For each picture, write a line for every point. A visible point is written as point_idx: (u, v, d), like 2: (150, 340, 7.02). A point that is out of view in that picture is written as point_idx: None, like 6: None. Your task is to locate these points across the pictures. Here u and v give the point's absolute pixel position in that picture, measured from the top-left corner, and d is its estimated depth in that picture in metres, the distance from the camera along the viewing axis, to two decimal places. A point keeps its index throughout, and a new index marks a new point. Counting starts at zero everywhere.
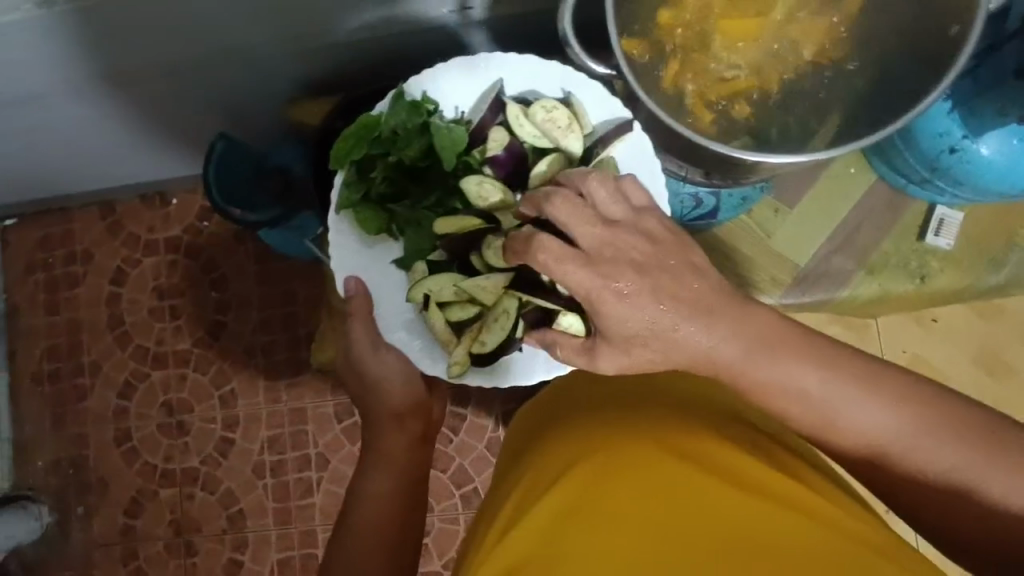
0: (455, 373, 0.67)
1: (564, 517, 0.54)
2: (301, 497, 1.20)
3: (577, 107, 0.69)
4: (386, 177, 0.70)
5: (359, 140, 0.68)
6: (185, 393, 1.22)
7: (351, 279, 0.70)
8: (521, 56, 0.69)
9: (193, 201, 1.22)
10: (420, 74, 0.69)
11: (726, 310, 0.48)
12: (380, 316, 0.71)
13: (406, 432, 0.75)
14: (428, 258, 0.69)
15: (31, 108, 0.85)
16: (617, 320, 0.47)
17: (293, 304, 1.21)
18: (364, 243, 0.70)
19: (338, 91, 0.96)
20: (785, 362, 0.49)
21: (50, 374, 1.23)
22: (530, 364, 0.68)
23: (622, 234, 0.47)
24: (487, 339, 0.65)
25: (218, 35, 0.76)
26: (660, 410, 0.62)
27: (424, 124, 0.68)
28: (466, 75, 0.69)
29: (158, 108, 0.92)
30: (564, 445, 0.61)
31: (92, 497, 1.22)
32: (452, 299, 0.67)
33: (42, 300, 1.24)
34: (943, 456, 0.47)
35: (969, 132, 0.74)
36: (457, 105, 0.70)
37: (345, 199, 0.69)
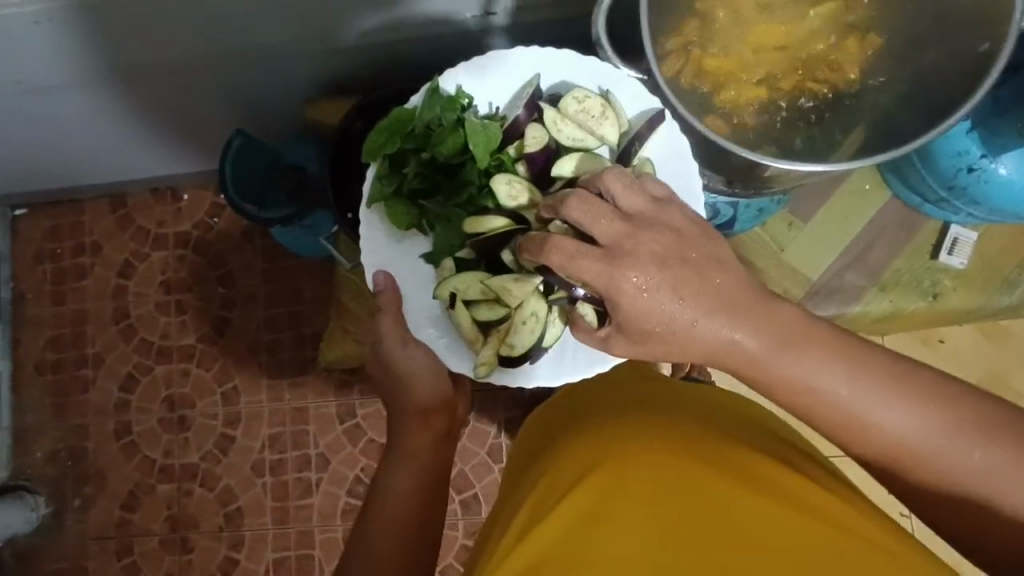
0: (483, 373, 0.68)
1: (580, 523, 0.54)
2: (300, 497, 1.19)
3: (612, 101, 0.69)
4: (419, 173, 0.70)
5: (393, 134, 0.69)
6: (188, 388, 1.22)
7: (380, 274, 0.71)
8: (556, 52, 0.70)
9: (204, 197, 1.23)
10: (456, 68, 0.69)
11: (751, 310, 0.48)
12: (409, 312, 0.72)
13: (430, 428, 0.75)
14: (456, 255, 0.69)
15: (50, 99, 0.86)
16: (639, 315, 0.47)
17: (300, 302, 1.21)
18: (394, 239, 0.71)
19: (356, 92, 0.97)
20: (815, 366, 0.49)
21: (52, 364, 1.23)
22: (557, 365, 0.69)
23: (640, 229, 0.47)
24: (516, 343, 0.66)
25: (241, 33, 0.77)
26: (671, 413, 0.62)
27: (458, 120, 0.68)
28: (501, 72, 0.70)
29: (176, 102, 0.93)
30: (577, 448, 0.61)
31: (89, 489, 1.21)
32: (479, 298, 0.67)
33: (48, 290, 1.24)
34: (971, 464, 0.47)
35: (988, 151, 0.75)
36: (491, 100, 0.71)
37: (376, 191, 0.70)
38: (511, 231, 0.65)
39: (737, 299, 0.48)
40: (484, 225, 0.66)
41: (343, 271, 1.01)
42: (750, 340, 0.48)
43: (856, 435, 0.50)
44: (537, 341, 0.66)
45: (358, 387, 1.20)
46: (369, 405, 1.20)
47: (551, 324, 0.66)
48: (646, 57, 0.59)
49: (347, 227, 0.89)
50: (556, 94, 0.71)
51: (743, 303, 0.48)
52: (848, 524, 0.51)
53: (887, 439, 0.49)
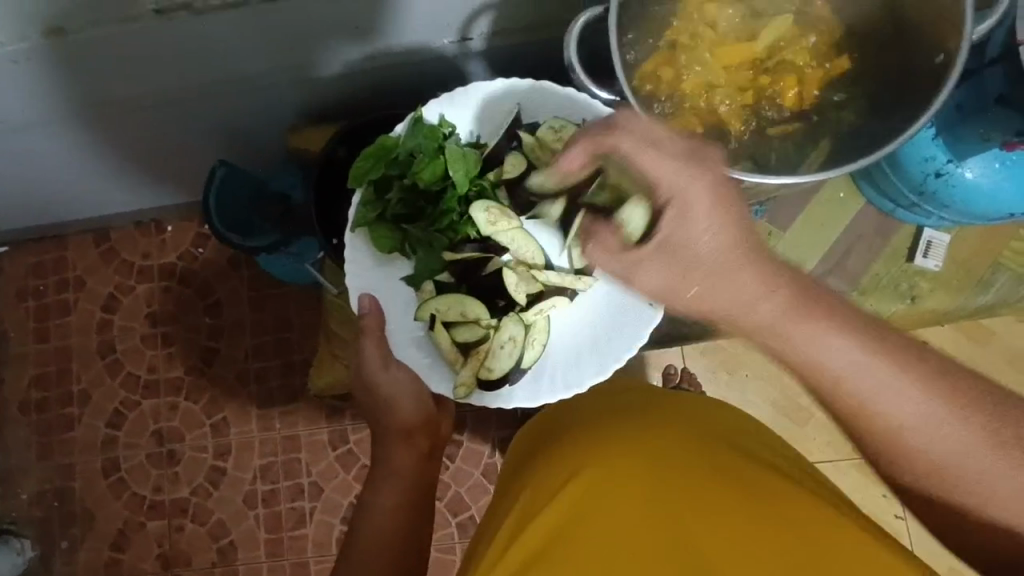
0: (462, 394, 0.73)
1: (566, 527, 0.56)
2: (293, 527, 1.18)
3: (586, 127, 0.72)
4: (401, 199, 0.73)
5: (377, 162, 0.71)
6: (176, 421, 1.20)
7: (365, 297, 0.73)
8: (535, 83, 0.73)
9: (189, 227, 1.23)
10: (439, 98, 0.73)
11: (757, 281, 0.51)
12: (392, 334, 0.75)
13: (414, 448, 0.74)
14: (436, 280, 0.73)
15: (30, 137, 0.86)
16: (693, 227, 0.52)
17: (289, 329, 1.20)
18: (377, 262, 0.74)
19: (338, 119, 0.97)
20: (822, 329, 0.49)
21: (36, 403, 1.21)
22: (536, 387, 0.73)
23: (710, 150, 0.53)
24: (495, 366, 0.72)
25: (222, 67, 0.78)
26: (663, 417, 0.63)
27: (439, 148, 0.72)
28: (483, 103, 0.74)
29: (157, 136, 0.93)
30: (567, 454, 0.62)
31: (77, 530, 1.19)
32: (458, 320, 0.73)
33: (31, 328, 1.23)
34: (976, 451, 0.47)
35: (952, 156, 0.76)
36: (472, 130, 0.75)
37: (361, 217, 0.72)
38: (483, 258, 0.73)
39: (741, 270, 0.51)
40: (460, 252, 0.72)
41: (331, 296, 1.01)
42: (759, 303, 0.51)
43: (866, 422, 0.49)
44: (515, 365, 0.72)
45: (349, 412, 1.19)
46: (361, 430, 1.19)
47: (529, 346, 0.73)
48: (617, 77, 0.62)
49: (332, 253, 0.90)
50: (534, 123, 0.74)
51: (752, 282, 0.51)
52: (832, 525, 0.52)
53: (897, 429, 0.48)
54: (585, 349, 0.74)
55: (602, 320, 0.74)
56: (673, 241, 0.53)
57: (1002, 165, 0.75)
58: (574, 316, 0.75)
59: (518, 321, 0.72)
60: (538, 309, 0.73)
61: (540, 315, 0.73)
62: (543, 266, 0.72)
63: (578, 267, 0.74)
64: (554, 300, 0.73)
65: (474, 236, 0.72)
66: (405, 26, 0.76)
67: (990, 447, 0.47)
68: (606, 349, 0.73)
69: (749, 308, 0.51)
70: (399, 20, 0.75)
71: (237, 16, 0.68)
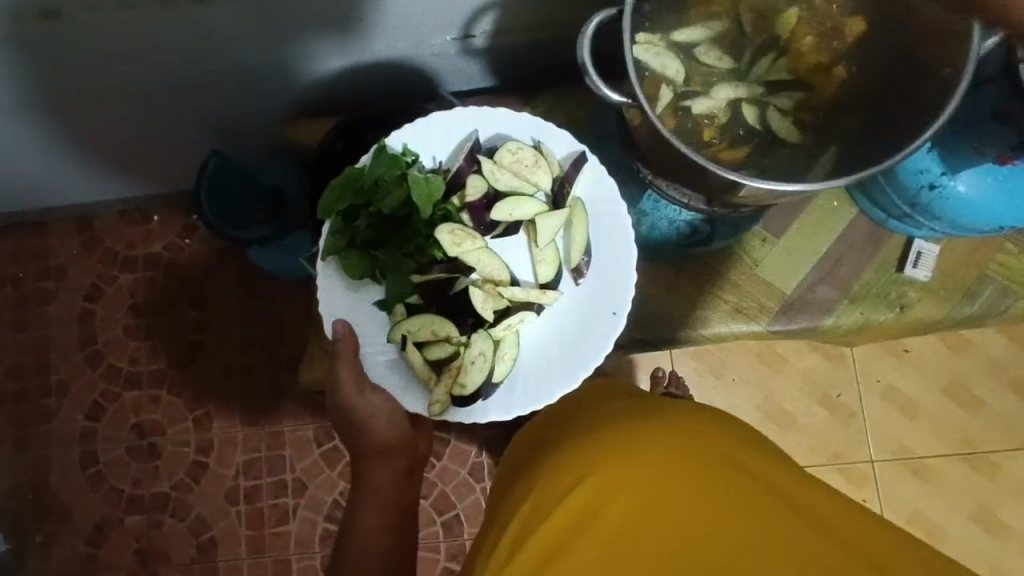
0: (437, 412, 0.71)
1: (569, 537, 0.57)
2: (276, 524, 1.16)
3: (542, 148, 0.73)
4: (369, 225, 0.71)
5: (343, 192, 0.70)
6: (158, 414, 1.18)
7: (339, 324, 0.71)
8: (491, 109, 0.73)
9: (175, 217, 1.21)
10: (400, 129, 0.72)
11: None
12: (366, 360, 0.72)
13: (393, 466, 0.76)
14: (407, 301, 0.71)
15: (14, 118, 0.84)
16: None
17: (276, 323, 1.19)
18: (349, 288, 0.72)
19: (334, 112, 0.97)
20: None
21: (13, 393, 1.18)
22: (509, 401, 0.72)
23: None
24: (467, 382, 0.70)
25: (221, 54, 0.77)
26: (658, 418, 0.62)
27: (402, 175, 0.70)
28: (444, 130, 0.73)
29: (147, 122, 0.91)
30: (565, 458, 0.62)
31: (51, 524, 1.16)
32: (431, 339, 0.70)
33: (9, 317, 1.20)
34: None
35: (946, 169, 0.78)
36: (434, 155, 0.74)
37: (331, 245, 0.70)
38: (453, 278, 0.70)
39: None
40: (428, 273, 0.71)
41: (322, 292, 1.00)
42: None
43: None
44: (487, 379, 0.71)
45: None
46: None
47: (499, 360, 0.71)
48: (630, 80, 0.62)
49: None
50: (494, 147, 0.74)
51: None
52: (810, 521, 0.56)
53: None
54: (552, 361, 0.73)
55: (567, 333, 0.73)
56: None
57: (993, 180, 0.77)
58: (539, 329, 0.73)
59: (487, 336, 0.70)
60: (505, 326, 0.71)
61: (506, 330, 0.71)
62: (508, 282, 0.71)
63: (544, 280, 0.73)
64: (521, 316, 0.71)
65: (442, 257, 0.71)
66: (407, 21, 0.76)
67: None
68: (569, 358, 0.73)
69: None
70: (399, 16, 0.74)
71: (236, 6, 0.67)
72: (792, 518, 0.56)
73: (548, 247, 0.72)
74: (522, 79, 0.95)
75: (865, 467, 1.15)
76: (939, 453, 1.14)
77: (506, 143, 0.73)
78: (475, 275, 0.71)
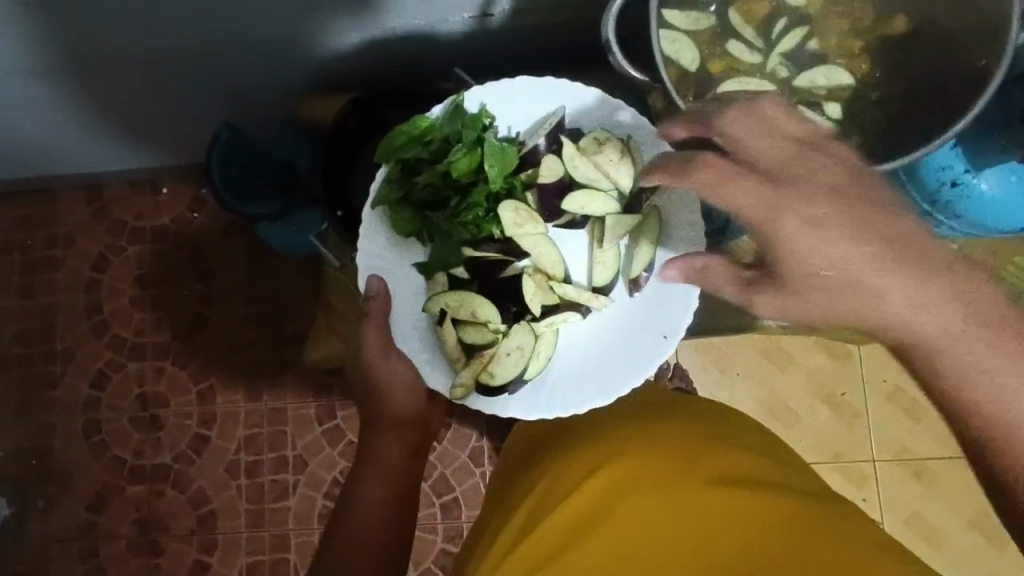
0: (459, 395, 0.68)
1: (575, 529, 0.61)
2: (275, 499, 1.17)
3: (631, 143, 0.70)
4: (428, 184, 0.69)
5: (410, 141, 0.68)
6: (162, 385, 1.18)
7: (373, 279, 0.69)
8: (585, 90, 0.71)
9: (184, 190, 1.20)
10: (485, 86, 0.70)
11: (904, 256, 0.51)
12: (396, 324, 0.70)
13: (400, 443, 0.75)
14: (450, 272, 0.69)
15: (25, 81, 0.83)
16: (804, 251, 0.53)
17: (282, 300, 1.19)
18: (393, 245, 0.70)
19: (348, 89, 0.96)
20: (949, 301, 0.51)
21: (19, 359, 1.19)
22: (535, 400, 0.69)
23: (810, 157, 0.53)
24: (497, 373, 0.67)
25: (234, 23, 0.76)
26: (660, 425, 0.67)
27: (476, 139, 0.68)
28: (525, 100, 0.71)
29: (158, 91, 0.91)
30: (573, 460, 0.65)
31: (53, 490, 1.17)
32: (469, 320, 0.68)
33: (16, 283, 1.20)
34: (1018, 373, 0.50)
35: (971, 166, 0.75)
36: (510, 125, 0.71)
37: (383, 195, 0.69)
38: (504, 260, 0.69)
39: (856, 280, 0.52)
40: (479, 250, 0.69)
41: (331, 269, 0.99)
42: (885, 284, 0.51)
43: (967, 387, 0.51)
44: (519, 374, 0.68)
45: (339, 388, 1.18)
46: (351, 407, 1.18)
47: (535, 358, 0.69)
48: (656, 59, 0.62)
49: (337, 225, 0.88)
50: (579, 131, 0.71)
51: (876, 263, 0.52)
52: (806, 518, 0.59)
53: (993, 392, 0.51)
54: (589, 370, 0.70)
55: (607, 344, 0.71)
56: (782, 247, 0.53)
57: (1016, 180, 0.76)
58: (582, 332, 0.72)
59: (528, 330, 0.68)
60: (549, 323, 0.69)
61: (550, 327, 0.69)
62: (561, 278, 0.69)
63: (597, 284, 0.70)
64: (567, 316, 0.69)
65: (498, 235, 0.69)
66: None
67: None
68: (608, 372, 0.70)
69: (872, 291, 0.52)
70: None
71: None
72: (790, 514, 0.59)
73: (611, 249, 0.70)
74: (539, 62, 0.93)
75: (866, 467, 1.14)
76: (941, 456, 1.14)
77: (593, 133, 0.70)
78: (526, 262, 0.69)
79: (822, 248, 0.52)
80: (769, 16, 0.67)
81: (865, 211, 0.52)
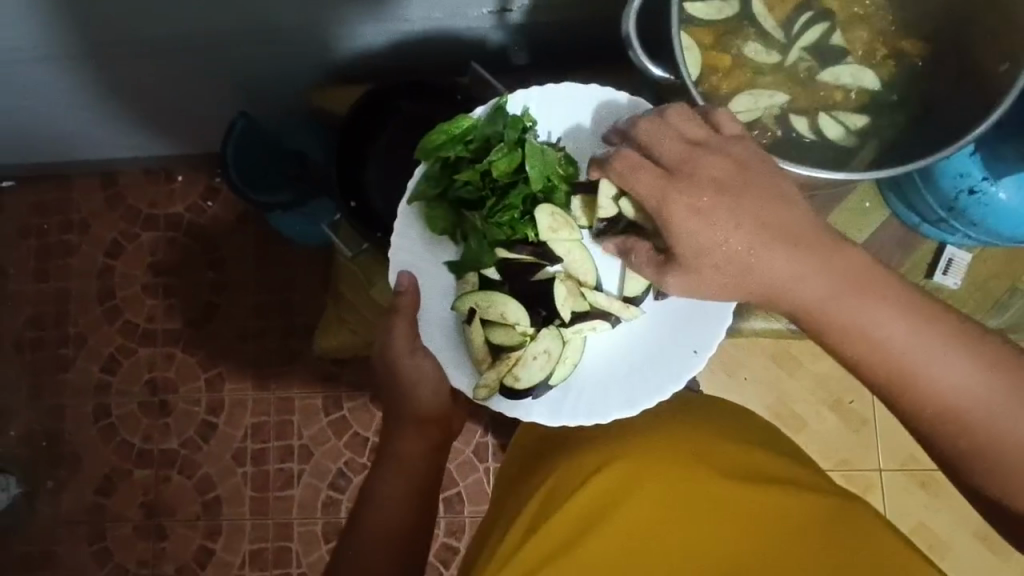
0: (482, 396, 0.67)
1: (585, 528, 0.61)
2: (280, 488, 1.18)
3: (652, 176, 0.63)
4: (468, 182, 0.67)
5: (452, 140, 0.67)
6: (172, 372, 1.20)
7: (405, 275, 0.68)
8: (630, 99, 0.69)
9: (199, 179, 1.21)
10: (530, 88, 0.69)
11: (829, 255, 0.50)
12: (424, 321, 0.70)
13: (426, 439, 0.73)
14: (482, 272, 0.67)
15: (44, 67, 0.84)
16: (688, 236, 0.51)
17: (292, 291, 1.19)
18: (425, 241, 0.69)
19: (363, 81, 0.96)
20: (871, 305, 0.50)
21: (31, 342, 1.21)
22: (559, 405, 0.67)
23: (704, 153, 0.52)
24: (522, 375, 0.66)
25: (249, 14, 0.76)
26: (674, 423, 0.66)
27: (519, 140, 0.66)
28: (569, 105, 0.70)
29: (175, 80, 0.92)
30: (580, 461, 0.65)
31: (62, 471, 1.19)
32: (497, 321, 0.66)
33: (31, 266, 1.22)
34: (961, 371, 0.49)
35: (988, 174, 0.74)
36: (550, 129, 0.70)
37: (420, 191, 0.68)
38: (536, 264, 0.67)
39: (750, 266, 0.50)
40: (512, 252, 0.67)
41: (342, 261, 0.99)
42: (809, 282, 0.50)
43: (907, 389, 0.50)
44: (544, 379, 0.66)
45: (345, 378, 1.18)
46: (357, 399, 1.18)
47: (562, 362, 0.67)
48: (675, 57, 0.58)
49: (348, 215, 0.88)
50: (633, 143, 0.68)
51: (767, 243, 0.50)
52: (809, 520, 0.59)
53: (935, 391, 0.49)
54: (615, 380, 0.68)
55: (635, 356, 0.68)
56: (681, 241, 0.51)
57: None
58: (611, 339, 0.69)
59: (556, 335, 0.66)
60: (577, 329, 0.66)
61: (579, 333, 0.67)
62: (593, 285, 0.66)
63: (628, 295, 0.67)
64: (597, 324, 0.67)
65: (532, 238, 0.67)
66: None
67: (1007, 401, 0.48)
68: (636, 383, 0.67)
69: (797, 287, 0.50)
70: None
71: None
72: (797, 514, 0.59)
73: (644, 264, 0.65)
74: (555, 59, 0.93)
75: (872, 475, 1.13)
76: None
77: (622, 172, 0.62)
78: (557, 267, 0.67)
79: (714, 233, 0.50)
80: (796, 6, 0.66)
81: (773, 209, 0.50)
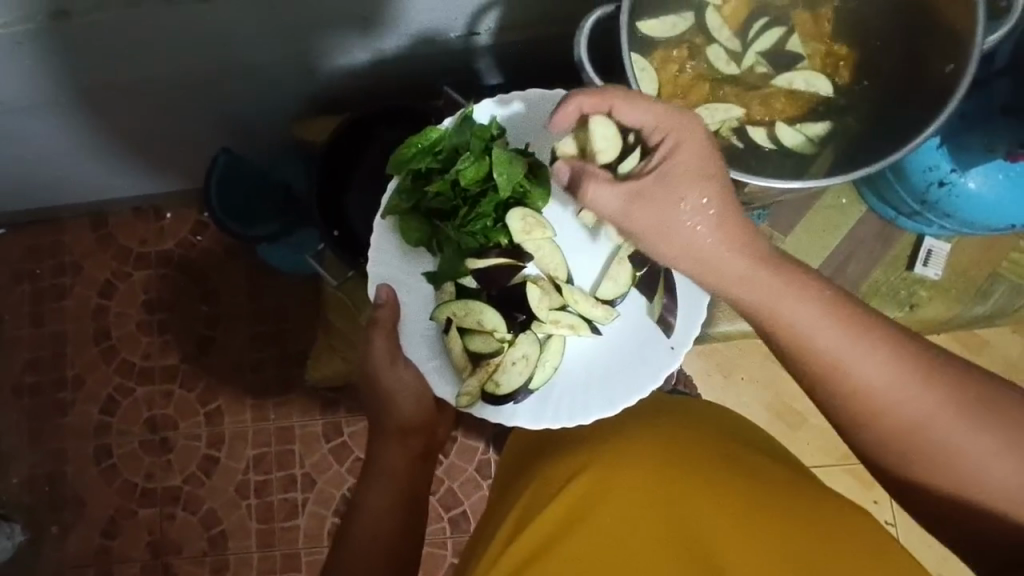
0: (465, 404, 0.68)
1: (565, 530, 0.60)
2: (284, 519, 1.17)
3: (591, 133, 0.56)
4: (440, 193, 0.67)
5: (421, 151, 0.67)
6: (170, 409, 1.20)
7: (383, 287, 0.69)
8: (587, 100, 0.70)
9: (187, 215, 1.22)
10: (494, 99, 0.70)
11: (755, 238, 0.52)
12: (405, 331, 0.71)
13: (408, 450, 0.73)
14: (459, 281, 0.69)
15: (26, 115, 0.85)
16: (689, 160, 0.51)
17: (286, 320, 1.20)
18: (403, 255, 0.71)
19: (341, 110, 0.97)
20: (788, 295, 0.51)
21: (30, 387, 1.21)
22: (541, 411, 0.68)
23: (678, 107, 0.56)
24: (503, 381, 0.67)
25: (225, 52, 0.77)
26: (630, 439, 0.65)
27: (486, 148, 0.67)
28: (539, 110, 0.71)
29: (156, 120, 0.93)
30: (546, 484, 0.65)
31: (67, 515, 1.18)
32: (474, 328, 0.68)
33: (26, 312, 1.22)
34: (868, 368, 0.50)
35: (956, 166, 0.75)
36: (522, 137, 0.71)
37: (394, 205, 0.68)
38: (511, 266, 0.69)
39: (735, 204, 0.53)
40: (484, 260, 0.68)
41: (330, 289, 1.00)
42: (734, 256, 0.52)
43: (832, 383, 0.51)
44: (524, 384, 0.68)
45: (343, 404, 1.18)
46: (356, 423, 1.18)
47: (541, 366, 0.68)
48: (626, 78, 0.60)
49: (332, 245, 0.88)
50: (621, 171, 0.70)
51: (726, 199, 0.52)
52: (779, 518, 0.58)
53: (857, 388, 0.50)
54: (596, 378, 0.70)
55: (615, 356, 0.71)
56: (679, 172, 0.51)
57: (1004, 177, 0.75)
58: (590, 339, 0.71)
59: (533, 339, 0.68)
60: (556, 319, 0.68)
61: (557, 332, 0.68)
62: (566, 280, 0.69)
63: (604, 296, 0.70)
64: (575, 323, 0.69)
65: (504, 243, 0.68)
66: (411, 18, 0.76)
67: (930, 394, 0.49)
68: (614, 382, 0.69)
69: (728, 259, 0.52)
70: (410, 11, 0.74)
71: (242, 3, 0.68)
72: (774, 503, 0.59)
73: (622, 263, 0.70)
74: (529, 76, 0.94)
75: None
76: None
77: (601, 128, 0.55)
78: (532, 269, 0.69)
79: (679, 179, 0.51)
80: (748, 17, 0.68)
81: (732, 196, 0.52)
